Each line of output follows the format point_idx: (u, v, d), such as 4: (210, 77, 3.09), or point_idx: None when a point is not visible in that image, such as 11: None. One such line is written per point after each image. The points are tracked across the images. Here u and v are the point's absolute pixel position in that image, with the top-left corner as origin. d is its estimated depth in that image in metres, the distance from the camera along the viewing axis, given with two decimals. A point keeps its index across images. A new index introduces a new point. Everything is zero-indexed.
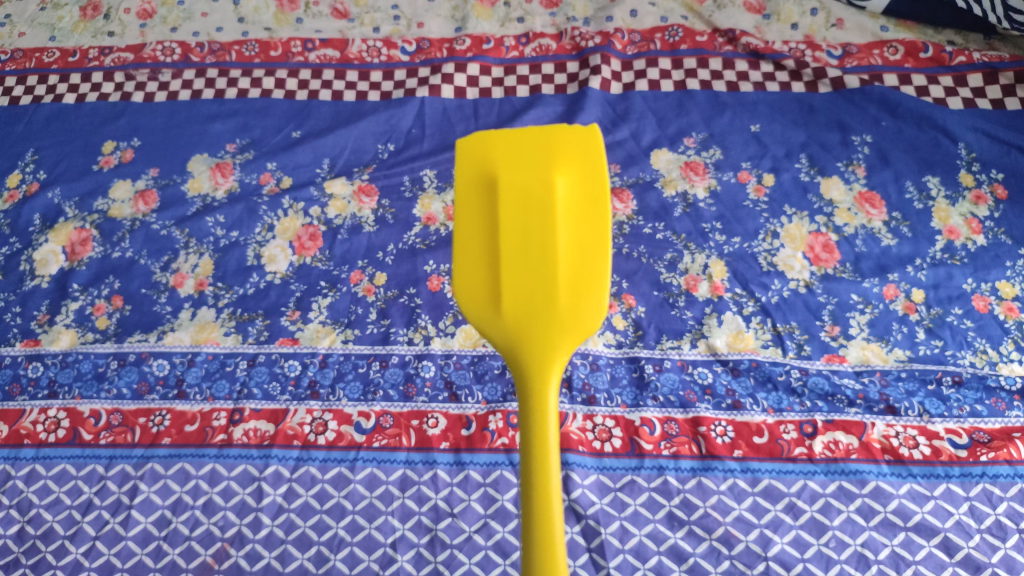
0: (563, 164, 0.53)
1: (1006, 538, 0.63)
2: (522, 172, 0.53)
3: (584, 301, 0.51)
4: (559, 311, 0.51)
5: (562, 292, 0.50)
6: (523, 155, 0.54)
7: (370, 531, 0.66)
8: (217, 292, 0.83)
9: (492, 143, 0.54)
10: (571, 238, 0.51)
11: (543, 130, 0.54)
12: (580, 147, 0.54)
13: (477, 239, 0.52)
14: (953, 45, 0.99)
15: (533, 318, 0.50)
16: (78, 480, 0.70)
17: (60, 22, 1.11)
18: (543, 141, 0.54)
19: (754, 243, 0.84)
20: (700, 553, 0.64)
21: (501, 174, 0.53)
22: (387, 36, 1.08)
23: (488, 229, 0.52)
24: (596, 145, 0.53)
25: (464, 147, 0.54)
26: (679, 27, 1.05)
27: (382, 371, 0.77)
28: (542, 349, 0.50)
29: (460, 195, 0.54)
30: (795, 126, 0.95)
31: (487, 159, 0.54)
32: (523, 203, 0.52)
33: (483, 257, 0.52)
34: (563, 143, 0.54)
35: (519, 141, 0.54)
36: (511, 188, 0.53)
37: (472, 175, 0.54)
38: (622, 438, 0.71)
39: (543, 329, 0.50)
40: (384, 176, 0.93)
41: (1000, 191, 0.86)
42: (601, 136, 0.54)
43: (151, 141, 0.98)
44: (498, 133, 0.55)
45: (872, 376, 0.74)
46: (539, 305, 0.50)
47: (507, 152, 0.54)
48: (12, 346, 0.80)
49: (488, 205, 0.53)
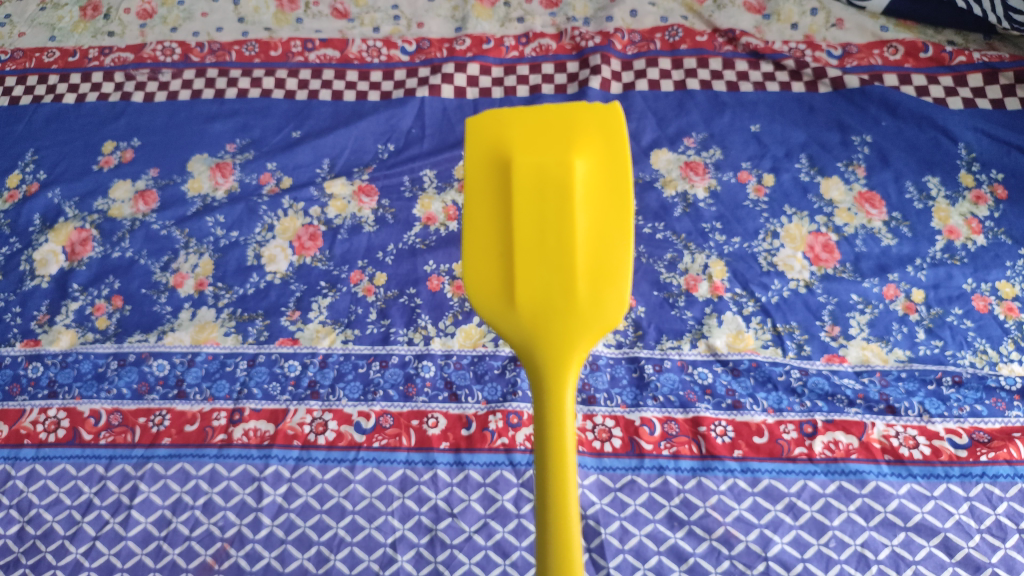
0: (584, 145, 0.47)
1: (1006, 538, 0.63)
2: (539, 155, 0.47)
3: (606, 297, 0.45)
4: (579, 308, 0.45)
5: (582, 286, 0.45)
6: (541, 134, 0.47)
7: (370, 531, 0.66)
8: (217, 292, 0.83)
9: (506, 121, 0.48)
10: (591, 227, 0.46)
11: (560, 109, 0.48)
12: (602, 128, 0.47)
13: (489, 227, 0.46)
14: (953, 45, 0.99)
15: (551, 315, 0.45)
16: (78, 480, 0.70)
17: (60, 22, 1.11)
18: (560, 119, 0.48)
19: (754, 243, 0.84)
20: (700, 553, 0.64)
21: (516, 156, 0.47)
22: (387, 36, 1.08)
23: (502, 218, 0.46)
24: (618, 125, 0.47)
25: (475, 126, 0.48)
26: (679, 27, 1.05)
27: (382, 371, 0.77)
28: (560, 349, 0.45)
29: (469, 179, 0.47)
30: (795, 126, 0.95)
31: (499, 138, 0.47)
32: (540, 189, 0.46)
33: (496, 249, 0.46)
34: (583, 122, 0.47)
35: (536, 120, 0.48)
36: (526, 169, 0.46)
37: (482, 154, 0.47)
38: (622, 438, 0.71)
39: (561, 327, 0.45)
40: (384, 176, 0.93)
41: (1000, 190, 0.86)
42: (623, 116, 0.47)
43: (151, 141, 0.98)
44: (513, 111, 0.48)
45: (872, 376, 0.74)
46: (557, 301, 0.45)
47: (522, 130, 0.48)
48: (12, 346, 0.80)
49: (501, 191, 0.47)
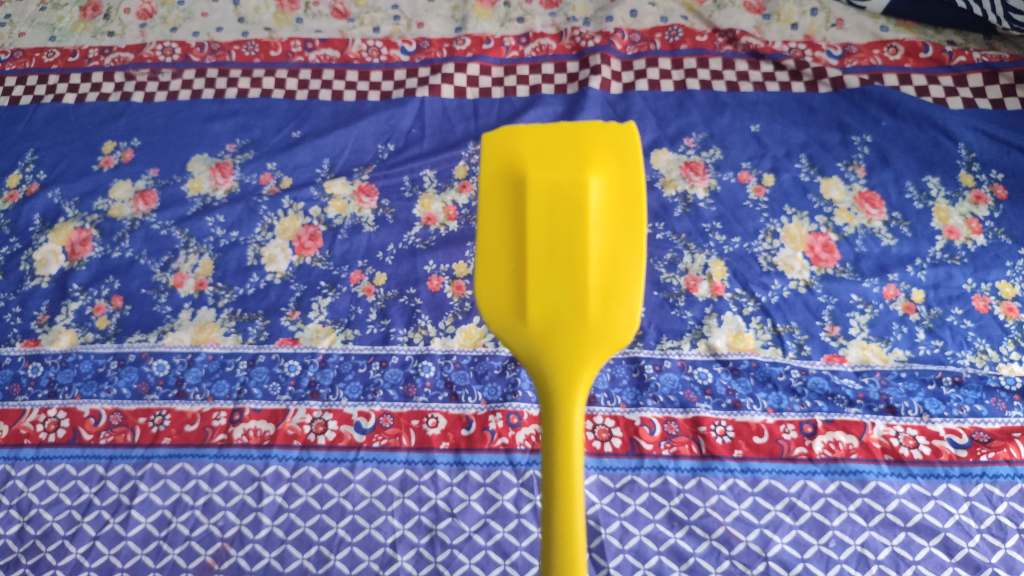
0: (597, 161, 0.45)
1: (1006, 538, 0.63)
2: (553, 171, 0.45)
3: (616, 314, 0.44)
4: (589, 324, 0.44)
5: (593, 303, 0.43)
6: (555, 149, 0.45)
7: (370, 531, 0.66)
8: (217, 292, 0.83)
9: (520, 137, 0.46)
10: (603, 245, 0.44)
11: (574, 124, 0.46)
12: (617, 145, 0.46)
13: (501, 242, 0.45)
14: (953, 45, 0.99)
15: (561, 332, 0.44)
16: (78, 480, 0.70)
17: (60, 22, 1.11)
18: (574, 135, 0.46)
19: (754, 243, 0.84)
20: (700, 553, 0.64)
21: (529, 172, 0.45)
22: (387, 36, 1.08)
23: (513, 233, 0.45)
24: (631, 142, 0.45)
25: (489, 140, 0.46)
26: (679, 27, 1.05)
27: (382, 371, 0.77)
28: (570, 366, 0.44)
29: (484, 192, 0.46)
30: (795, 126, 0.95)
31: (512, 152, 0.46)
32: (552, 204, 0.45)
33: (507, 265, 0.44)
34: (596, 139, 0.46)
35: (550, 134, 0.46)
36: (539, 186, 0.45)
37: (496, 172, 0.46)
38: (622, 438, 0.71)
39: (571, 344, 0.44)
40: (384, 176, 0.93)
41: (1000, 190, 0.86)
42: (637, 133, 0.46)
43: (151, 141, 0.98)
44: (528, 127, 0.46)
45: (872, 376, 0.74)
46: (567, 318, 0.44)
47: (536, 146, 0.46)
48: (12, 346, 0.80)
49: (514, 208, 0.45)
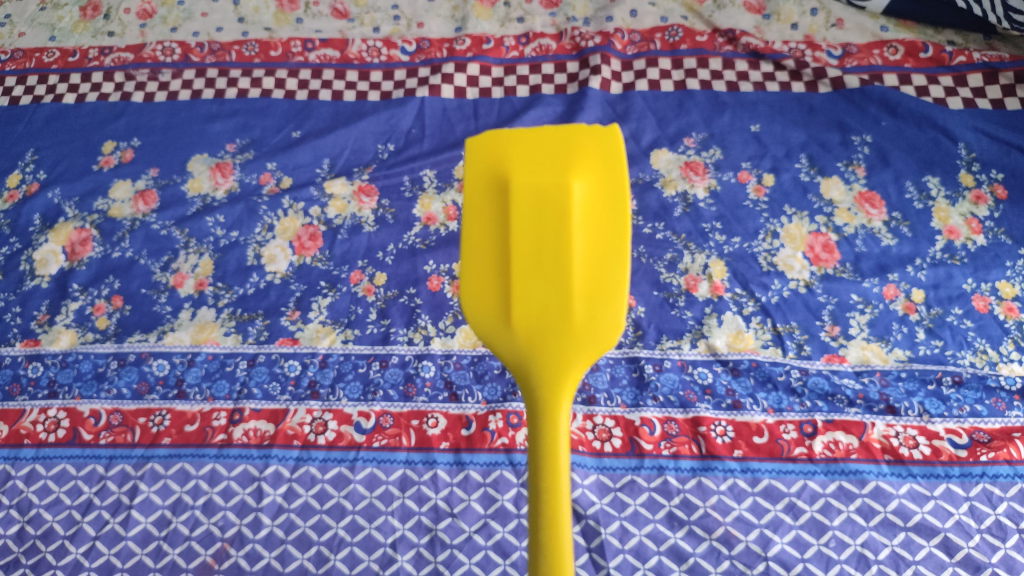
0: (582, 166, 0.45)
1: (1006, 538, 0.63)
2: (537, 175, 0.45)
3: (602, 317, 0.44)
4: (574, 328, 0.44)
5: (578, 307, 0.44)
6: (539, 154, 0.46)
7: (370, 531, 0.66)
8: (217, 292, 0.83)
9: (504, 141, 0.46)
10: (587, 248, 0.44)
11: (558, 128, 0.46)
12: (602, 148, 0.45)
13: (486, 246, 0.45)
14: (953, 45, 0.99)
15: (547, 335, 0.44)
16: (78, 480, 0.70)
17: (60, 22, 1.11)
18: (559, 138, 0.46)
19: (754, 243, 0.84)
20: (700, 553, 0.64)
21: (514, 176, 0.45)
22: (386, 36, 1.08)
23: (499, 237, 0.45)
24: (616, 145, 0.45)
25: (474, 144, 0.46)
26: (679, 27, 1.05)
27: (382, 371, 0.77)
28: (556, 369, 0.44)
29: (468, 196, 0.46)
30: (795, 126, 0.95)
31: (497, 156, 0.46)
32: (537, 209, 0.45)
33: (493, 268, 0.45)
34: (581, 142, 0.46)
35: (535, 137, 0.46)
36: (523, 190, 0.45)
37: (480, 174, 0.46)
38: (622, 438, 0.71)
39: (557, 347, 0.44)
40: (384, 176, 0.93)
41: (1000, 190, 0.86)
42: (621, 137, 0.45)
43: (151, 141, 0.98)
44: (513, 131, 0.46)
45: (872, 376, 0.74)
46: (553, 322, 0.44)
47: (520, 149, 0.46)
48: (12, 346, 0.80)
49: (499, 211, 0.45)
